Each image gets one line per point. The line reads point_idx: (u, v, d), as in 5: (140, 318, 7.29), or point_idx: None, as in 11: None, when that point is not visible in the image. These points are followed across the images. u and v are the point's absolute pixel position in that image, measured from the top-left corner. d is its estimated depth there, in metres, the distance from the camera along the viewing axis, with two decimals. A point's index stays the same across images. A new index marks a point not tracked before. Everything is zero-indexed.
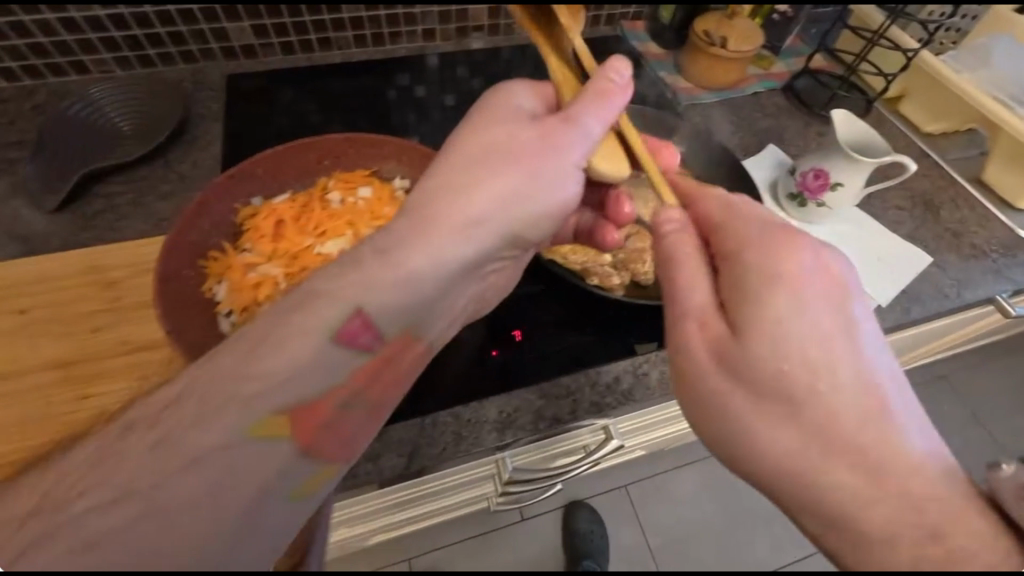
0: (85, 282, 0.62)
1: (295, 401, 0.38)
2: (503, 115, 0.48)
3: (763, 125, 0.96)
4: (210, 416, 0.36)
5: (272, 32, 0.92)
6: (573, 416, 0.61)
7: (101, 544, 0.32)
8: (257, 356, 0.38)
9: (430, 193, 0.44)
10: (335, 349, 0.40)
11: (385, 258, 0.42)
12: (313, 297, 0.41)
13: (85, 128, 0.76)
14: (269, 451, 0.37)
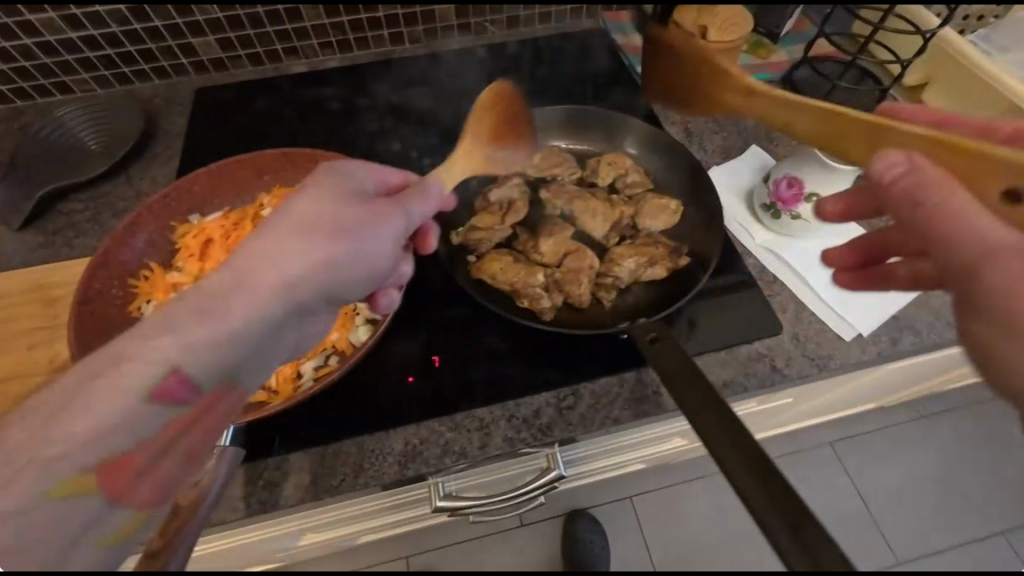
0: (26, 299, 0.65)
1: (111, 454, 0.37)
2: (306, 190, 0.49)
3: (750, 123, 0.87)
4: (7, 487, 0.35)
5: (237, 44, 0.93)
6: (483, 451, 0.57)
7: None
8: (54, 424, 0.36)
9: (234, 266, 0.44)
10: (146, 410, 0.38)
11: (186, 321, 0.41)
12: (105, 355, 0.39)
13: (56, 148, 0.80)
14: (77, 508, 0.36)
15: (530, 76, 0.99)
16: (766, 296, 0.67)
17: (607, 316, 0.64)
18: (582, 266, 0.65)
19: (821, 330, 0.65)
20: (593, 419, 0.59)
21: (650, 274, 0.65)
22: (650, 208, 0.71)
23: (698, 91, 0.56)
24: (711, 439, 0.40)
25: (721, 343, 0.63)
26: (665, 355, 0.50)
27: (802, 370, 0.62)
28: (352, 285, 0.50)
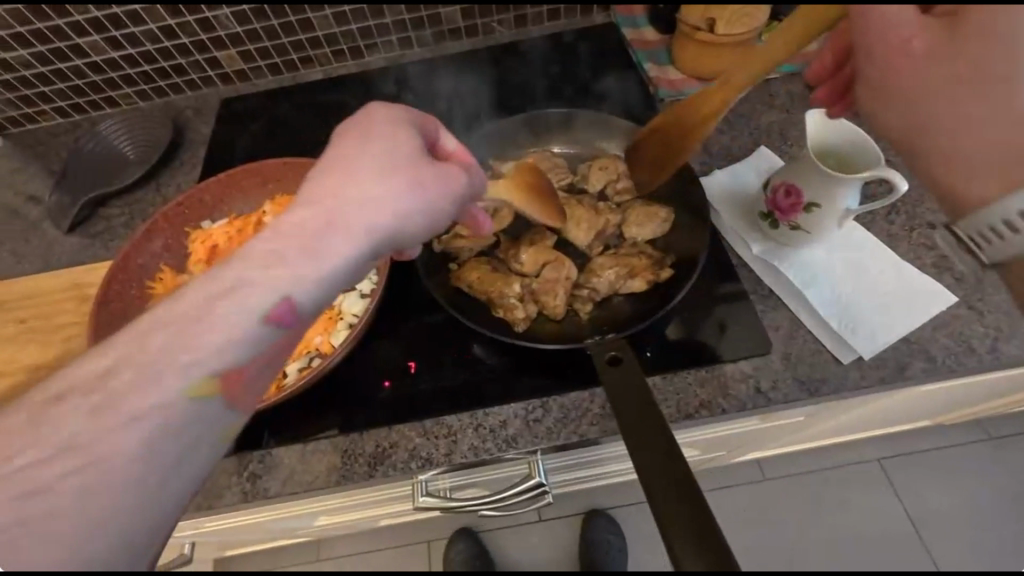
0: (66, 297, 0.73)
1: (226, 366, 0.40)
2: (375, 129, 0.48)
3: (764, 122, 0.81)
4: (152, 381, 0.39)
5: (257, 55, 0.98)
6: (448, 459, 0.59)
7: (58, 484, 0.37)
8: (191, 336, 0.40)
9: (318, 199, 0.44)
10: (259, 331, 0.41)
11: (282, 257, 0.43)
12: (220, 277, 0.43)
13: (98, 157, 0.89)
14: (204, 411, 0.40)
15: (537, 75, 0.98)
16: (758, 314, 0.64)
17: (584, 328, 0.65)
18: (560, 276, 0.65)
19: (814, 352, 0.62)
20: (558, 432, 0.59)
21: (629, 286, 0.65)
22: (638, 217, 0.70)
23: (671, 151, 0.62)
24: (641, 460, 0.44)
25: (699, 361, 0.61)
26: (618, 372, 0.52)
27: (792, 396, 0.59)
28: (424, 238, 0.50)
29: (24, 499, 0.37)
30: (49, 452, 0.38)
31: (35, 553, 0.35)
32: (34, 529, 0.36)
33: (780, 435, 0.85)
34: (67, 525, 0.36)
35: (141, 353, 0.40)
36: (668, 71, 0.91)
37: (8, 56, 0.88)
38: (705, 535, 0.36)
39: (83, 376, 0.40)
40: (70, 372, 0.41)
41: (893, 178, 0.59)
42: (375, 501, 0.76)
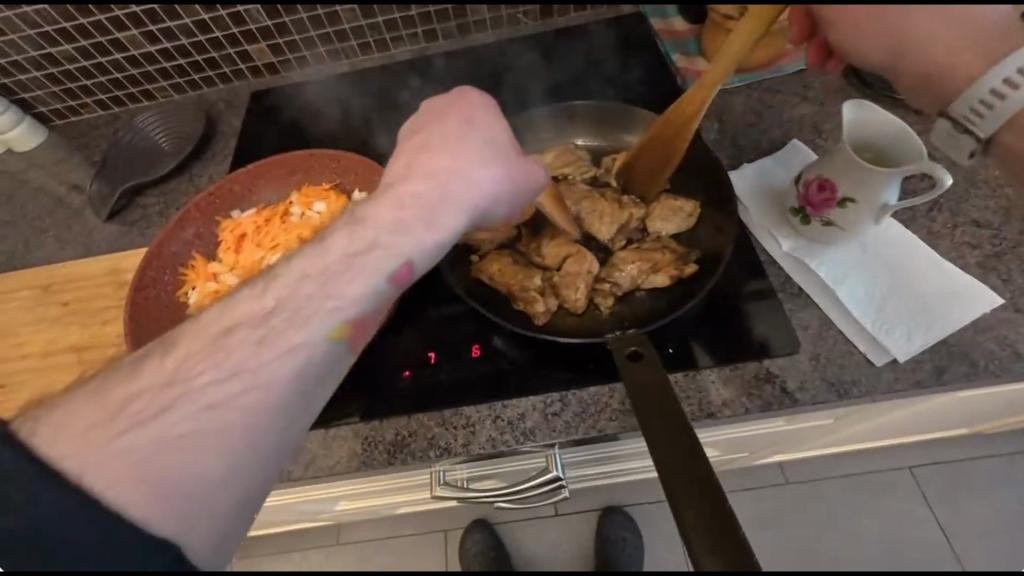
0: (105, 282, 0.76)
1: (356, 315, 0.44)
2: (482, 115, 0.49)
3: (797, 114, 0.79)
4: (301, 323, 0.42)
5: (286, 49, 1.00)
6: (466, 449, 0.59)
7: (228, 404, 0.40)
8: (332, 285, 0.44)
9: (436, 174, 0.46)
10: (386, 288, 0.45)
11: (404, 224, 0.45)
12: (352, 235, 0.45)
13: (135, 148, 0.93)
14: (335, 355, 0.43)
15: (563, 67, 0.97)
16: (786, 312, 0.62)
17: (605, 322, 0.64)
18: (580, 270, 0.64)
19: (845, 352, 0.59)
20: (576, 427, 0.59)
21: (651, 282, 0.64)
22: (662, 211, 0.69)
23: (664, 158, 0.68)
24: (659, 456, 0.44)
25: (723, 360, 0.60)
26: (640, 366, 0.51)
27: (823, 397, 0.57)
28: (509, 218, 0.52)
29: (202, 414, 0.40)
30: (216, 376, 0.41)
31: (215, 460, 0.39)
32: (208, 441, 0.39)
33: (806, 438, 0.83)
34: (237, 438, 0.40)
35: (292, 296, 0.43)
36: (697, 62, 0.91)
37: (54, 50, 0.92)
38: (724, 546, 0.36)
39: (243, 313, 0.43)
40: (232, 307, 0.44)
41: (937, 174, 0.56)
42: (396, 488, 0.78)
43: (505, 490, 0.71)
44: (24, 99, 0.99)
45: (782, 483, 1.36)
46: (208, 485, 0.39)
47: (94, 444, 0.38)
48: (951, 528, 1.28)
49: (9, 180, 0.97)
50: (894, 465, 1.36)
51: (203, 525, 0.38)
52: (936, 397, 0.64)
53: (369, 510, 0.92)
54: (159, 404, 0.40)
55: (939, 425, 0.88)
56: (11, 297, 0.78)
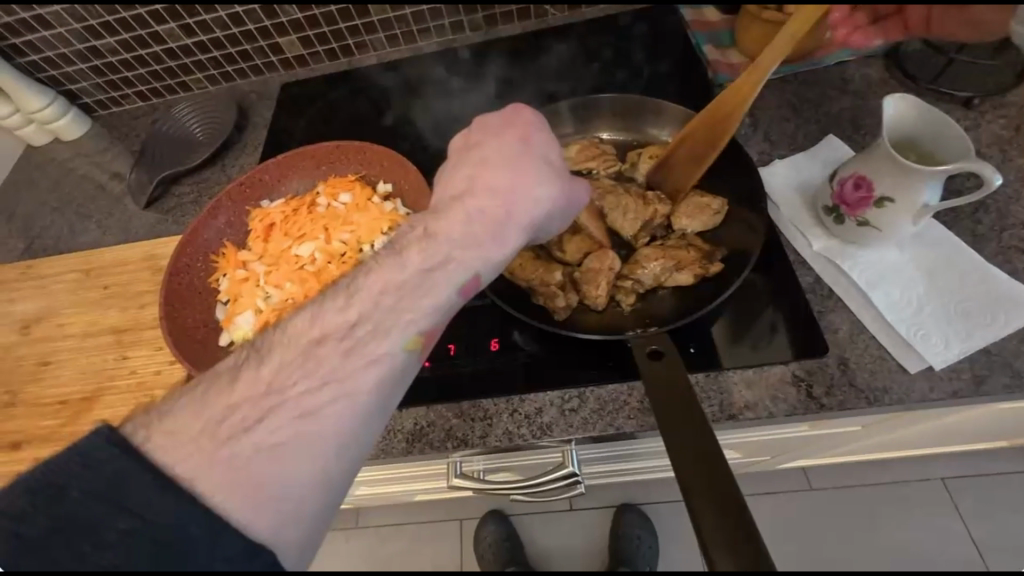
0: (143, 267, 0.80)
1: (429, 327, 0.44)
2: (537, 136, 0.49)
3: (833, 109, 0.75)
4: (382, 334, 0.42)
5: (316, 41, 1.01)
6: (483, 441, 0.60)
7: (319, 414, 0.40)
8: (408, 298, 0.43)
9: (500, 190, 0.46)
10: (457, 299, 0.44)
11: (473, 239, 0.45)
12: (428, 246, 0.44)
13: (172, 138, 0.96)
14: (410, 366, 0.43)
15: (590, 59, 0.95)
16: (815, 313, 0.60)
17: (625, 320, 0.64)
18: (602, 266, 0.63)
19: (877, 358, 0.57)
20: (594, 424, 0.59)
21: (674, 280, 0.63)
22: (688, 207, 0.67)
23: (701, 150, 0.66)
24: (678, 461, 0.42)
25: (746, 362, 0.59)
26: (652, 368, 0.51)
27: (852, 404, 0.55)
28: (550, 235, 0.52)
29: (299, 422, 0.39)
30: (309, 386, 0.40)
31: (309, 466, 0.38)
32: (305, 447, 0.39)
33: (832, 445, 0.80)
34: (328, 446, 0.39)
35: (371, 309, 0.42)
36: (729, 54, 0.87)
37: (99, 44, 0.96)
38: (739, 551, 0.34)
39: (328, 326, 0.42)
40: (315, 320, 0.42)
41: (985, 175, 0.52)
42: (414, 476, 0.79)
43: (521, 483, 0.72)
44: (70, 90, 1.03)
45: (805, 489, 1.33)
46: (302, 495, 0.38)
47: (202, 451, 0.37)
48: (985, 543, 1.23)
49: (57, 167, 1.02)
50: (925, 475, 1.31)
51: (293, 539, 0.37)
52: (975, 407, 0.61)
53: (389, 496, 0.94)
54: (260, 412, 0.40)
55: (977, 437, 0.84)
56: (57, 280, 0.82)
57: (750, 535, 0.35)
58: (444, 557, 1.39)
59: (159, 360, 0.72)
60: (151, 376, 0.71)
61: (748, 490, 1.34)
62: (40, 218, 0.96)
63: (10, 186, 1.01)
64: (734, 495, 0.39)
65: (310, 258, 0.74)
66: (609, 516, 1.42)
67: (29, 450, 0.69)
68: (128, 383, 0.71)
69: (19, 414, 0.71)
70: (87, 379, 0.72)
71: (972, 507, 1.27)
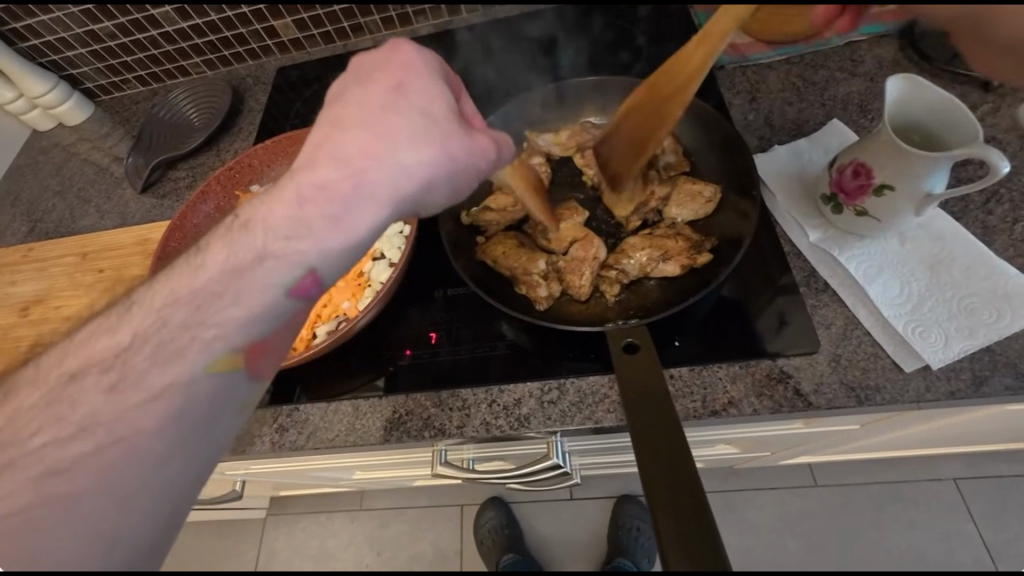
0: (135, 251, 0.81)
1: (245, 339, 0.42)
2: (414, 83, 0.45)
3: (841, 92, 0.72)
4: (175, 357, 0.41)
5: (311, 24, 1.00)
6: (460, 430, 0.59)
7: (72, 467, 0.38)
8: (210, 307, 0.43)
9: (347, 162, 0.43)
10: (283, 302, 0.43)
11: (300, 228, 0.43)
12: (235, 252, 0.44)
13: (169, 124, 0.97)
14: (231, 383, 0.42)
15: (589, 41, 0.92)
16: (808, 305, 0.58)
17: (610, 311, 0.63)
18: (586, 256, 0.62)
19: (870, 355, 0.55)
20: (573, 417, 0.57)
21: (661, 270, 0.62)
22: (683, 194, 0.66)
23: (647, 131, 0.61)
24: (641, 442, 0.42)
25: (734, 356, 0.56)
26: (622, 361, 0.50)
27: (841, 403, 0.53)
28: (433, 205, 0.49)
29: (45, 481, 0.38)
30: (58, 436, 0.39)
31: (62, 528, 0.36)
32: (59, 508, 0.37)
33: (831, 443, 0.78)
34: (91, 497, 0.37)
35: (158, 328, 0.42)
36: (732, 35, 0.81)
37: (96, 28, 0.96)
38: (691, 544, 0.35)
39: (99, 353, 0.42)
40: (83, 351, 0.43)
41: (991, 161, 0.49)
42: (401, 462, 0.79)
43: (506, 473, 0.71)
44: (72, 75, 1.04)
45: (809, 486, 1.31)
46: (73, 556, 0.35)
47: None
48: (997, 549, 1.19)
49: (59, 152, 1.03)
50: (937, 475, 1.27)
51: None
52: (980, 407, 0.58)
53: (381, 479, 0.95)
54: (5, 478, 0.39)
55: (987, 438, 0.81)
56: (55, 263, 0.83)
57: (710, 531, 0.35)
58: (443, 540, 1.40)
59: None
60: None
61: (748, 485, 1.32)
62: (43, 202, 0.98)
63: (15, 169, 1.03)
64: (691, 475, 0.39)
65: None
66: (608, 506, 1.41)
67: None
68: None
69: None
70: None
71: (984, 510, 1.23)
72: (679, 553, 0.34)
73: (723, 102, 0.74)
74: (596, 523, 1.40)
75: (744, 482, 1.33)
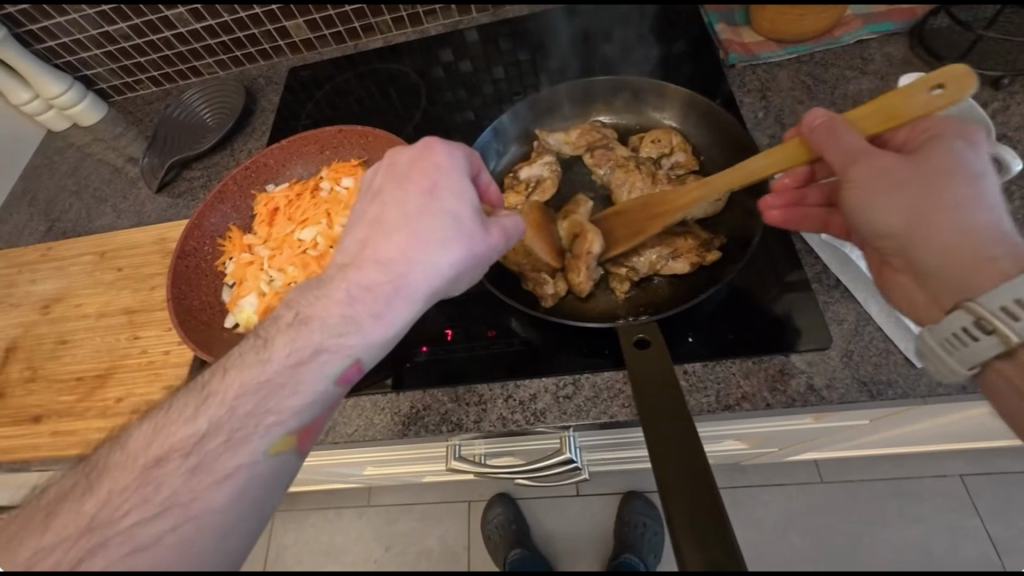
0: (153, 250, 0.82)
1: (302, 423, 0.44)
2: (444, 181, 0.48)
3: (851, 90, 0.74)
4: (240, 442, 0.42)
5: (323, 25, 1.01)
6: (477, 425, 0.60)
7: (154, 545, 0.38)
8: (275, 394, 0.44)
9: (389, 262, 0.47)
10: (332, 388, 0.46)
11: (351, 321, 0.47)
12: (298, 340, 0.46)
13: (182, 124, 0.98)
14: (287, 464, 0.43)
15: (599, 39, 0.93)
16: (819, 302, 0.59)
17: (619, 307, 0.64)
18: (586, 254, 0.62)
19: (883, 350, 0.56)
20: (588, 411, 0.58)
21: (671, 267, 0.63)
22: None
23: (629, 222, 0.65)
24: (656, 424, 0.44)
25: (748, 351, 0.57)
26: (633, 355, 0.51)
27: (855, 398, 0.54)
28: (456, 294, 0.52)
29: (125, 559, 0.37)
30: (142, 516, 0.39)
31: None
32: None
33: (838, 439, 0.79)
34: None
35: (227, 416, 0.43)
36: (742, 33, 0.82)
37: (111, 29, 0.98)
38: (707, 534, 0.36)
39: (175, 439, 0.43)
40: (160, 433, 0.44)
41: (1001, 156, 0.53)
42: (414, 457, 0.80)
43: (519, 467, 0.71)
44: (87, 76, 1.06)
45: (815, 482, 1.32)
46: None
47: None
48: (1003, 544, 1.20)
49: (74, 153, 1.04)
50: (942, 472, 1.28)
51: None
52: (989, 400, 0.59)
53: (393, 475, 0.96)
54: (84, 552, 0.39)
55: (994, 432, 0.81)
56: (74, 261, 0.85)
57: (722, 524, 0.37)
58: (452, 537, 1.41)
59: (166, 341, 0.74)
60: (161, 355, 0.73)
61: (755, 481, 1.33)
62: (60, 201, 0.99)
63: (31, 169, 1.04)
64: (703, 469, 0.40)
65: (312, 243, 0.74)
66: (614, 503, 1.42)
67: (50, 424, 0.72)
68: (138, 363, 0.73)
69: (39, 388, 0.74)
70: (103, 357, 0.75)
71: (990, 506, 1.24)
72: (693, 548, 0.35)
73: (732, 98, 0.77)
74: (604, 520, 1.41)
75: (750, 479, 1.33)
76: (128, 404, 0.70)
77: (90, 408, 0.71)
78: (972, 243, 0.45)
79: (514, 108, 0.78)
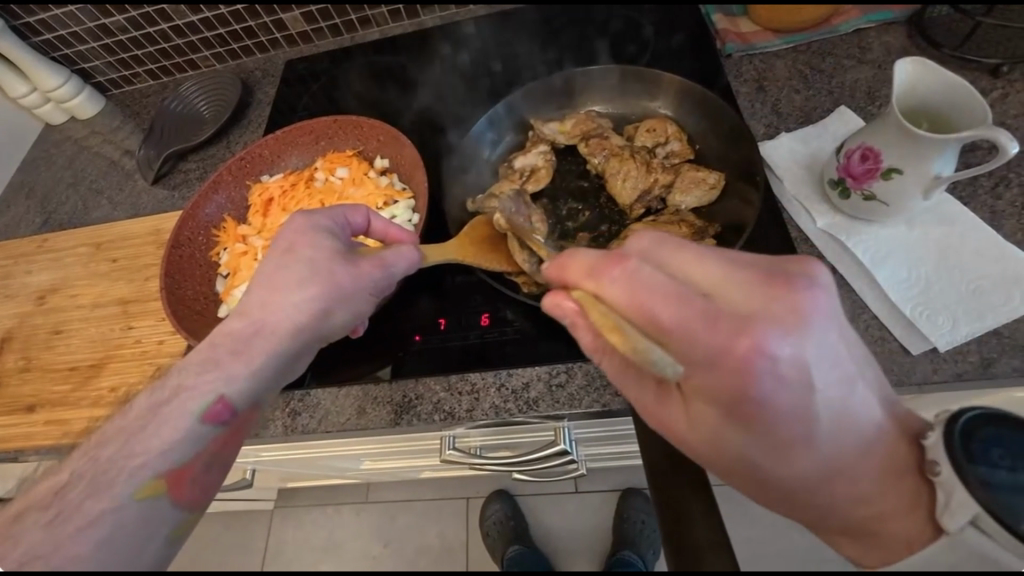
0: (148, 241, 0.82)
1: (170, 466, 0.43)
2: (300, 235, 0.52)
3: (849, 79, 0.73)
4: (101, 489, 0.41)
5: (320, 17, 1.00)
6: (469, 414, 0.60)
7: None
8: (133, 441, 0.43)
9: (249, 310, 0.50)
10: (199, 428, 0.45)
11: (209, 364, 0.48)
12: (156, 392, 0.46)
13: (179, 116, 0.98)
14: (156, 512, 0.41)
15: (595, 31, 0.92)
16: None
17: None
18: None
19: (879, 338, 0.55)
20: (581, 400, 0.58)
21: None
22: (687, 181, 0.69)
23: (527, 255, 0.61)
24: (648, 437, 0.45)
25: None
26: None
27: None
28: (331, 334, 0.54)
29: None
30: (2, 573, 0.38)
31: None
32: None
33: None
34: None
35: (87, 468, 0.42)
36: (740, 24, 0.81)
37: (107, 22, 0.97)
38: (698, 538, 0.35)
39: (34, 499, 0.42)
40: (34, 487, 0.43)
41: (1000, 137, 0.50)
42: (410, 449, 0.80)
43: (512, 459, 0.71)
44: (84, 69, 1.06)
45: None
46: None
47: None
48: None
49: (71, 145, 1.04)
50: None
51: None
52: None
53: (389, 469, 0.95)
54: None
55: None
56: (70, 253, 0.85)
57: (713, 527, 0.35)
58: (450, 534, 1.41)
59: (160, 332, 0.74)
60: (154, 346, 0.73)
61: None
62: (56, 194, 0.99)
63: (29, 162, 1.04)
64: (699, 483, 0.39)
65: None
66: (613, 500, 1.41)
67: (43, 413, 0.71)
68: (132, 353, 0.73)
69: (32, 378, 0.74)
70: (98, 348, 0.74)
71: None
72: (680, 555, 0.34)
73: (729, 90, 0.77)
74: (602, 518, 1.40)
75: None
76: (121, 394, 0.70)
77: (84, 398, 0.71)
78: (832, 524, 0.40)
79: (516, 93, 0.78)
